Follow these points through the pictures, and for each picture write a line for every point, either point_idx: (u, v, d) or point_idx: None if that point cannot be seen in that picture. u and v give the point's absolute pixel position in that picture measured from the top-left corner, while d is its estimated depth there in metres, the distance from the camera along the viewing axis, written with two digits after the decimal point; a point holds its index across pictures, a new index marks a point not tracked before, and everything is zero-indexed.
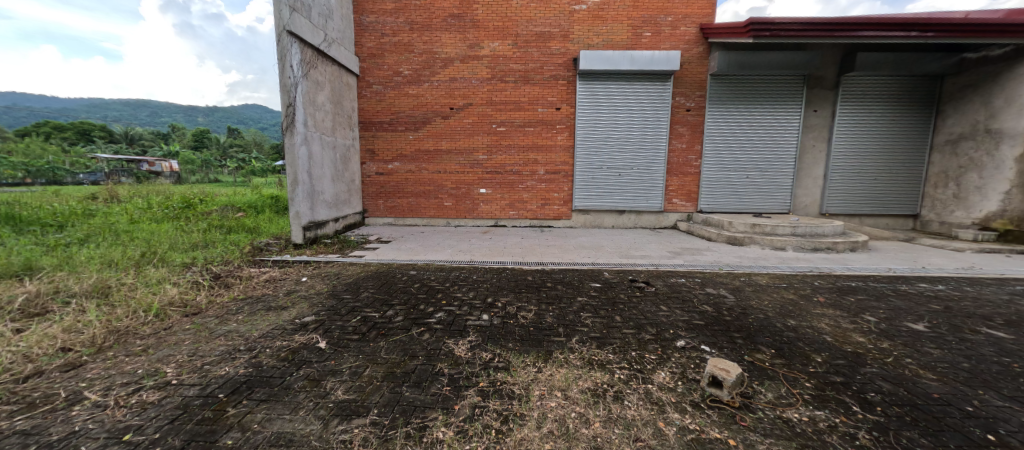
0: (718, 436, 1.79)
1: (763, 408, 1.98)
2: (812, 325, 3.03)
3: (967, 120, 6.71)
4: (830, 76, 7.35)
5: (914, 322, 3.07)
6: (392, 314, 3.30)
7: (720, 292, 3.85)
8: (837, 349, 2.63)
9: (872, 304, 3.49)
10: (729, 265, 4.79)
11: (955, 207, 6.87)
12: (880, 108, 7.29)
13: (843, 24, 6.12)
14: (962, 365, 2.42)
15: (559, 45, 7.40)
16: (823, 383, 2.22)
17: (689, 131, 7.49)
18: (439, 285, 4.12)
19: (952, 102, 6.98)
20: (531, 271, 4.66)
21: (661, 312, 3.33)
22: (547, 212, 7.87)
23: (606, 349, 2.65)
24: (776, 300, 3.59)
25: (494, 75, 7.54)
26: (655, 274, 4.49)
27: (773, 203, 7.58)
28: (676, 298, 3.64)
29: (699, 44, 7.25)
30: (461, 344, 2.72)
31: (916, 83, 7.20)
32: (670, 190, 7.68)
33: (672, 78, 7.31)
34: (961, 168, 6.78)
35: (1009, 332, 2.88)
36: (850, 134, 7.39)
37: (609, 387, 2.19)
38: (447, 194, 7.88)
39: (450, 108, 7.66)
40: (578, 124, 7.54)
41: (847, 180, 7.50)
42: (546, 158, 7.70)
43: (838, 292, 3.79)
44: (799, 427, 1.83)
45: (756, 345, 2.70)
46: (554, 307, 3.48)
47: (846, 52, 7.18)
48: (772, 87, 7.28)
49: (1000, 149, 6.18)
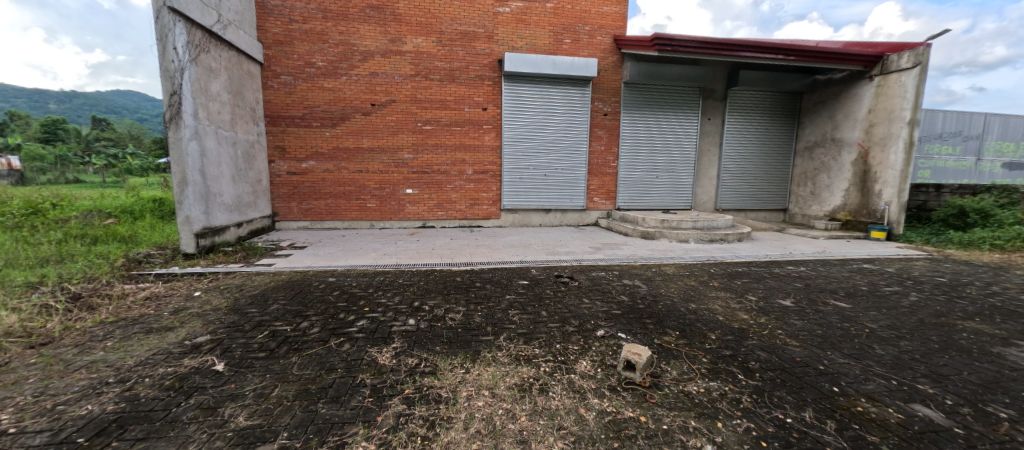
0: (631, 415, 1.95)
1: (669, 385, 2.21)
2: (708, 306, 3.46)
3: (819, 130, 8.17)
4: (720, 89, 8.41)
5: (783, 298, 3.66)
6: (307, 325, 3.03)
7: (634, 282, 4.20)
8: (727, 326, 3.03)
9: (753, 285, 4.09)
10: (642, 258, 5.26)
11: (812, 202, 8.34)
12: (757, 118, 8.53)
13: (729, 44, 7.00)
14: (817, 332, 2.93)
15: (484, 46, 7.43)
16: (716, 357, 2.53)
17: (606, 134, 8.03)
18: (361, 291, 3.89)
19: (809, 115, 8.42)
20: (460, 272, 4.63)
21: (582, 304, 3.53)
22: (476, 212, 7.86)
23: (533, 344, 2.73)
24: (680, 287, 4.03)
25: (419, 72, 7.32)
26: (578, 269, 4.75)
27: (677, 200, 8.48)
28: (596, 291, 3.89)
29: (613, 54, 7.81)
30: (385, 352, 2.59)
31: (782, 98, 8.55)
32: (591, 189, 8.16)
33: (591, 85, 7.78)
34: (816, 170, 8.25)
35: (848, 302, 3.58)
36: (736, 140, 8.54)
37: (535, 381, 2.27)
38: (370, 194, 7.46)
39: (370, 105, 7.26)
40: (505, 124, 7.65)
41: (734, 180, 8.66)
42: (474, 158, 7.68)
43: (728, 277, 4.37)
44: (698, 398, 2.08)
45: (664, 329, 2.98)
46: (482, 306, 3.50)
47: (732, 68, 8.25)
48: (674, 97, 8.13)
49: (842, 155, 7.67)
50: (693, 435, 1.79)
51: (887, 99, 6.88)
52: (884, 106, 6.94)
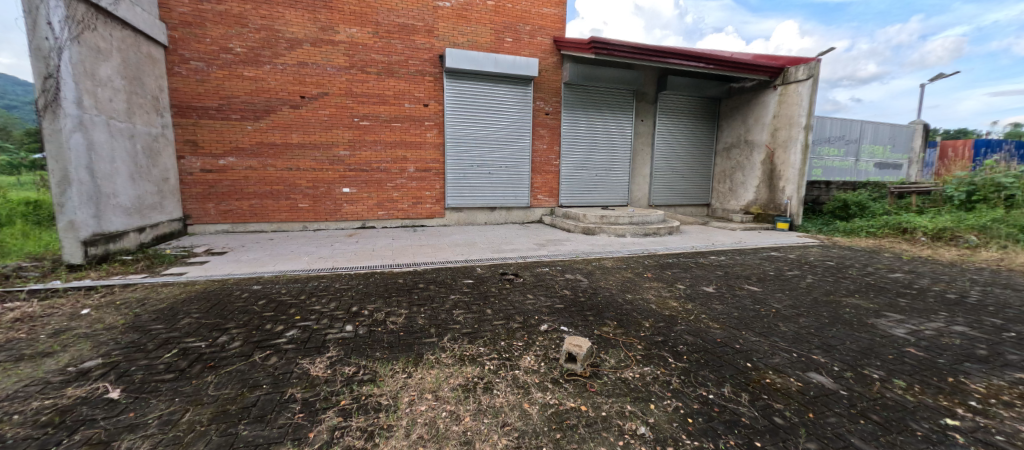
0: (573, 405, 2.01)
1: (608, 373, 2.32)
2: (642, 296, 3.70)
3: (735, 133, 9.08)
4: (651, 92, 8.99)
5: (707, 285, 4.03)
6: (226, 340, 2.73)
7: (576, 276, 4.36)
8: (659, 313, 3.26)
9: (682, 274, 4.45)
10: (584, 252, 5.47)
11: (730, 198, 9.25)
12: (683, 121, 9.25)
13: (658, 51, 7.50)
14: (734, 314, 3.26)
15: (424, 40, 7.23)
16: (649, 343, 2.70)
17: (548, 133, 8.22)
18: (292, 298, 3.60)
19: (726, 119, 9.31)
20: (402, 273, 4.47)
21: (527, 300, 3.59)
22: (419, 211, 7.64)
23: (478, 343, 2.72)
24: (618, 279, 4.26)
25: (353, 65, 6.93)
26: (523, 266, 4.82)
27: (615, 196, 8.94)
28: (540, 287, 3.97)
29: (553, 55, 8.01)
30: (317, 363, 2.42)
31: (704, 103, 9.35)
32: (535, 187, 8.31)
33: (532, 84, 7.91)
34: (732, 169, 9.16)
35: (759, 286, 4.03)
36: (666, 140, 9.18)
37: (480, 380, 2.25)
38: (301, 194, 6.93)
39: (300, 97, 6.73)
40: (448, 121, 7.51)
41: (665, 178, 9.33)
42: (416, 156, 7.46)
43: (660, 268, 4.70)
44: (633, 383, 2.20)
45: (604, 320, 3.12)
46: (425, 307, 3.41)
47: (661, 74, 8.85)
48: (610, 99, 8.54)
49: (753, 155, 8.61)
50: (629, 419, 1.90)
51: (788, 106, 7.83)
52: (785, 113, 7.89)
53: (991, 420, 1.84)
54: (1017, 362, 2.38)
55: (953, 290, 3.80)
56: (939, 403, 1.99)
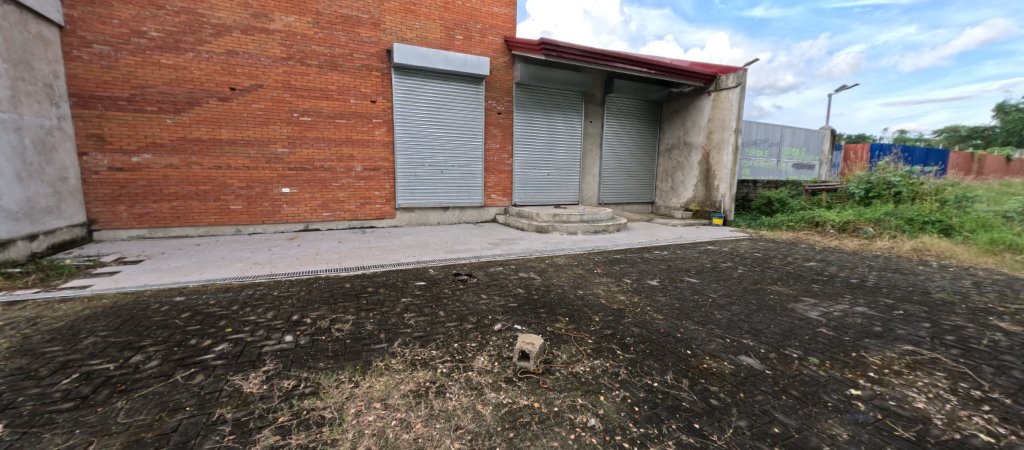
0: (526, 403, 2.03)
1: (560, 368, 2.37)
2: (593, 291, 3.82)
3: (675, 135, 9.68)
4: (599, 95, 9.31)
5: (651, 279, 4.25)
6: (141, 359, 2.43)
7: (529, 274, 4.41)
8: (607, 307, 3.39)
9: (629, 269, 4.66)
10: (537, 251, 5.55)
11: (672, 196, 9.85)
12: (629, 122, 9.69)
13: (604, 55, 7.79)
14: (676, 305, 3.47)
15: (370, 33, 6.93)
16: (599, 337, 2.80)
17: (500, 132, 8.24)
18: (223, 309, 3.28)
19: (667, 122, 9.90)
20: (349, 277, 4.26)
21: (480, 301, 3.57)
22: (368, 212, 7.32)
23: (430, 347, 2.65)
24: (569, 275, 4.37)
25: (291, 56, 6.47)
26: (477, 266, 4.79)
27: (567, 195, 9.17)
28: (494, 286, 3.97)
29: (504, 54, 8.04)
30: (252, 378, 2.22)
31: (648, 106, 9.87)
32: (489, 186, 8.29)
33: (484, 83, 7.88)
34: (673, 169, 9.77)
35: (697, 278, 4.32)
36: (613, 141, 9.57)
37: (432, 384, 2.19)
38: (234, 194, 6.35)
39: (230, 89, 6.17)
40: (397, 119, 7.26)
41: (613, 177, 9.72)
42: (364, 154, 7.13)
43: (609, 264, 4.89)
44: (584, 377, 2.26)
45: (556, 317, 3.18)
46: (374, 312, 3.27)
47: (608, 77, 9.21)
48: (560, 100, 8.74)
49: (691, 156, 9.24)
50: (579, 412, 1.95)
51: (720, 111, 8.49)
52: (718, 117, 8.55)
53: (884, 387, 2.13)
54: (904, 336, 2.77)
55: (855, 275, 4.34)
56: (845, 376, 2.25)
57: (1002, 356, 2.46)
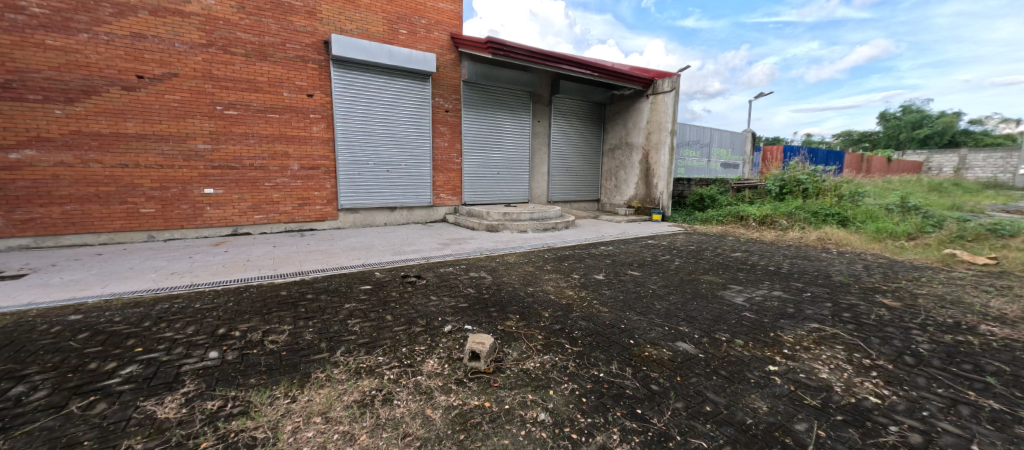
0: (477, 403, 2.01)
1: (510, 366, 2.38)
2: (542, 288, 3.90)
3: (617, 135, 10.15)
4: (546, 95, 9.49)
5: (598, 273, 4.42)
6: (22, 391, 2.07)
7: (480, 274, 4.39)
8: (557, 303, 3.47)
9: (577, 265, 4.81)
10: (488, 250, 5.54)
11: (615, 194, 10.33)
12: (575, 123, 9.99)
13: (550, 56, 7.95)
14: (620, 297, 3.65)
15: (305, 23, 6.48)
16: (549, 332, 2.86)
17: (449, 131, 8.11)
18: (131, 326, 2.90)
19: (610, 123, 10.35)
20: (285, 284, 3.95)
21: (430, 302, 3.49)
22: (306, 213, 6.85)
23: (376, 353, 2.54)
24: (520, 273, 4.42)
25: (213, 42, 5.87)
26: (426, 267, 4.67)
27: (517, 194, 9.25)
28: (444, 287, 3.90)
29: (451, 51, 7.92)
30: (168, 402, 1.98)
31: (592, 107, 10.25)
32: (438, 185, 8.13)
33: (430, 80, 7.71)
34: (617, 168, 10.25)
35: (639, 271, 4.57)
36: (560, 141, 9.82)
37: (378, 392, 2.10)
38: (145, 196, 5.63)
39: (136, 77, 5.45)
40: (337, 114, 6.86)
41: (561, 176, 9.97)
42: (300, 151, 6.66)
43: (558, 260, 5.01)
44: (534, 373, 2.30)
45: (507, 315, 3.20)
46: (314, 320, 3.07)
47: (554, 78, 9.41)
48: (508, 99, 8.79)
49: (632, 156, 9.76)
50: (530, 408, 1.97)
51: (658, 113, 9.05)
52: (656, 119, 9.11)
53: (796, 362, 2.40)
54: (811, 315, 3.14)
55: (773, 263, 4.85)
56: (764, 354, 2.50)
57: (885, 328, 2.88)
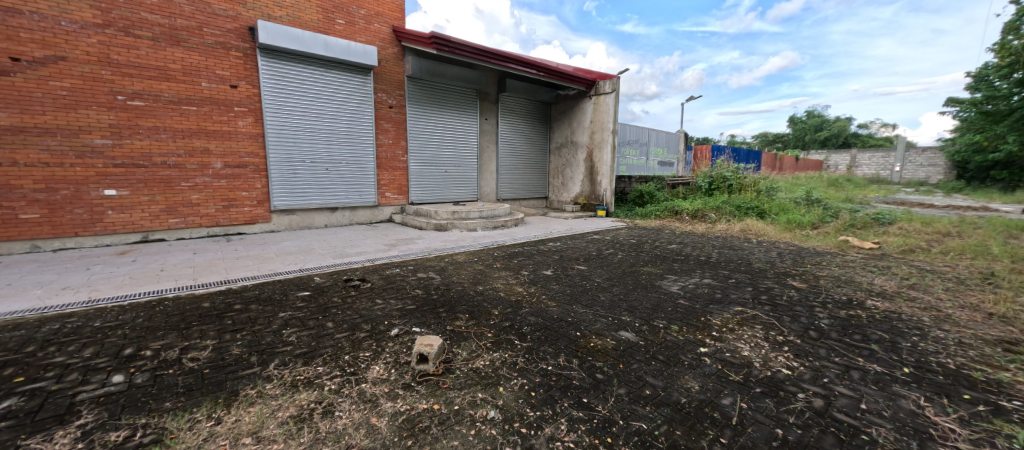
0: (425, 407, 1.96)
1: (460, 366, 2.36)
2: (492, 285, 3.90)
3: (563, 134, 10.43)
4: (493, 93, 9.49)
5: (546, 269, 4.52)
6: None
7: (429, 274, 4.29)
8: (506, 300, 3.50)
9: (526, 261, 4.88)
10: (436, 249, 5.44)
11: (562, 191, 10.62)
12: (522, 121, 10.11)
13: (496, 54, 7.95)
14: (567, 291, 3.76)
15: (225, 6, 5.89)
16: (498, 330, 2.87)
17: (393, 128, 7.82)
18: (7, 352, 2.45)
19: (556, 122, 10.60)
20: (209, 295, 3.58)
21: (375, 306, 3.34)
22: (233, 216, 6.25)
23: (315, 363, 2.38)
24: (469, 272, 4.38)
25: (111, 23, 5.14)
26: (371, 269, 4.47)
27: (466, 192, 9.17)
28: (390, 289, 3.75)
29: (393, 45, 7.63)
30: (58, 437, 1.70)
31: (539, 106, 10.43)
32: (382, 184, 7.81)
33: (372, 74, 7.38)
34: (563, 165, 10.54)
35: (585, 265, 4.75)
36: (508, 139, 9.88)
37: (318, 404, 1.97)
38: (25, 199, 4.80)
39: (9, 59, 4.63)
40: (266, 108, 6.33)
41: (510, 174, 10.04)
42: (224, 148, 6.06)
43: (508, 258, 5.05)
44: (484, 371, 2.29)
45: (456, 315, 3.16)
46: (243, 332, 2.81)
47: (500, 76, 9.43)
48: (455, 96, 8.66)
49: (578, 154, 10.09)
50: (479, 407, 1.96)
51: (600, 113, 9.45)
52: (599, 118, 9.50)
53: (723, 342, 2.63)
54: (735, 299, 3.46)
55: (703, 254, 5.28)
56: (696, 337, 2.72)
57: (794, 307, 3.25)
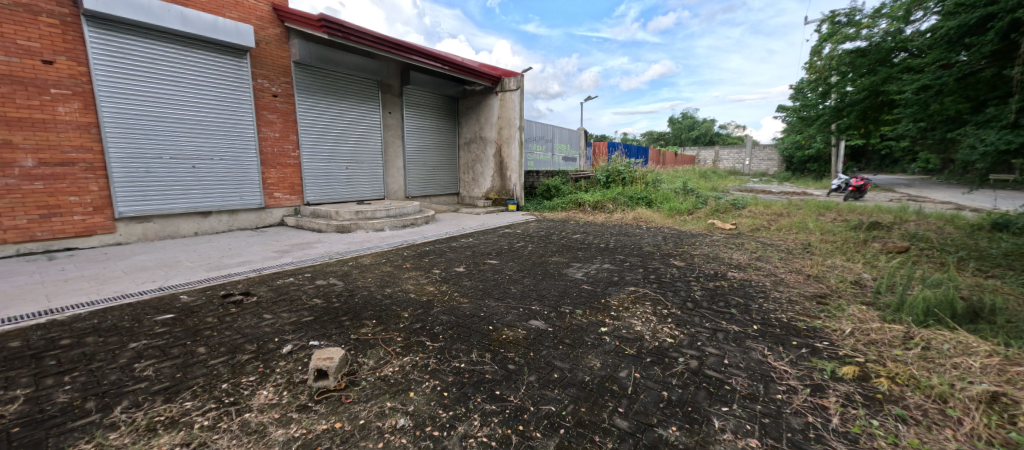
0: (325, 427, 1.78)
1: (365, 377, 2.20)
2: (401, 287, 3.72)
3: (472, 130, 10.41)
4: (396, 85, 9.01)
5: (459, 266, 4.47)
6: None
7: (329, 281, 3.92)
8: (417, 301, 3.37)
9: (438, 259, 4.77)
10: (338, 253, 4.99)
11: (474, 187, 10.63)
12: (429, 115, 9.80)
13: (397, 44, 7.55)
14: (480, 286, 3.77)
15: None
16: (408, 333, 2.74)
17: (280, 120, 6.94)
18: None
19: (464, 117, 10.53)
20: (20, 330, 2.76)
21: (263, 322, 2.94)
22: (58, 227, 4.92)
23: (183, 398, 2.00)
24: (377, 275, 4.12)
25: None
26: (257, 280, 3.92)
27: (370, 190, 8.59)
28: (282, 302, 3.33)
29: (275, 25, 6.76)
30: None
31: (446, 101, 10.23)
32: (269, 183, 6.89)
33: (249, 58, 6.45)
34: (473, 161, 10.53)
35: (497, 259, 4.82)
36: (415, 134, 9.50)
37: (185, 447, 1.65)
38: None
39: None
40: (101, 91, 5.09)
41: (419, 170, 9.68)
42: (38, 140, 4.72)
43: (418, 257, 4.87)
44: (393, 379, 2.17)
45: (360, 322, 2.93)
46: (75, 373, 2.22)
47: (403, 68, 8.99)
48: (352, 87, 8.02)
49: (486, 149, 10.19)
50: (388, 417, 1.85)
51: (507, 109, 9.68)
52: (505, 114, 9.72)
53: (620, 320, 2.90)
54: (630, 280, 3.85)
55: (603, 241, 5.77)
56: (597, 318, 2.95)
57: (675, 283, 3.74)
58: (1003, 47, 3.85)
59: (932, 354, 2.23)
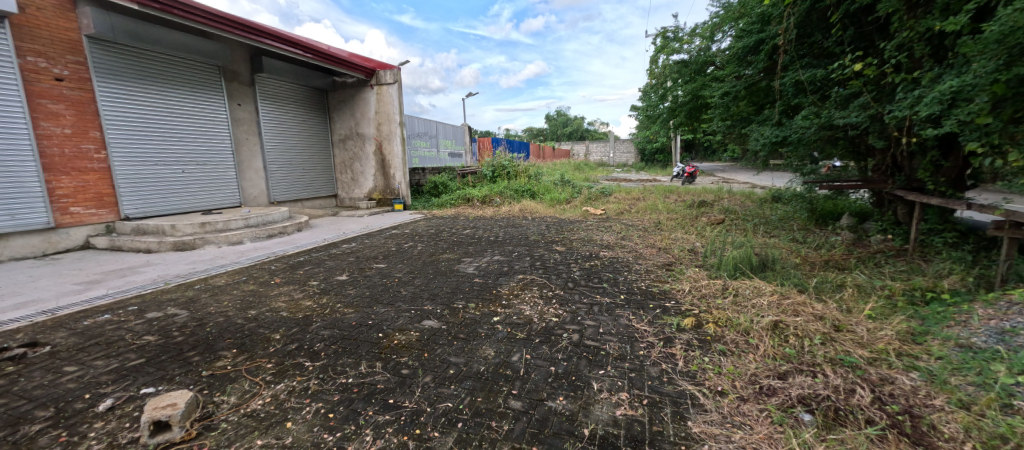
0: None
1: (226, 417, 1.86)
2: (270, 307, 3.23)
3: (346, 126, 9.57)
4: (245, 72, 7.69)
5: (341, 274, 4.10)
6: None
7: (168, 311, 3.18)
8: (291, 319, 2.97)
9: (314, 270, 4.28)
10: (179, 276, 4.07)
11: (354, 187, 9.82)
12: (292, 109, 8.64)
13: (241, 25, 6.43)
14: (366, 293, 3.52)
15: None
16: (281, 357, 2.41)
17: (71, 111, 5.28)
18: None
19: (336, 111, 9.60)
20: None
21: (66, 377, 2.23)
22: None
23: None
24: (235, 296, 3.49)
25: None
26: (51, 324, 2.95)
27: (220, 197, 7.20)
28: (96, 347, 2.58)
29: None
30: None
31: (312, 93, 9.16)
32: (60, 194, 5.21)
33: (9, 26, 4.74)
34: (350, 159, 9.71)
35: (385, 262, 4.56)
36: (276, 130, 8.29)
37: None
38: None
39: None
40: None
41: (284, 171, 8.50)
42: None
43: (290, 269, 4.29)
44: (263, 412, 1.88)
45: (216, 354, 2.46)
46: None
47: (254, 53, 7.73)
48: (183, 73, 6.58)
49: (365, 146, 9.49)
50: None
51: (384, 103, 9.15)
52: (383, 109, 9.18)
53: (510, 308, 3.04)
54: (519, 269, 4.05)
55: (492, 234, 5.94)
56: (489, 309, 3.04)
57: (558, 267, 4.08)
58: (769, 64, 5.14)
59: (739, 299, 2.91)
